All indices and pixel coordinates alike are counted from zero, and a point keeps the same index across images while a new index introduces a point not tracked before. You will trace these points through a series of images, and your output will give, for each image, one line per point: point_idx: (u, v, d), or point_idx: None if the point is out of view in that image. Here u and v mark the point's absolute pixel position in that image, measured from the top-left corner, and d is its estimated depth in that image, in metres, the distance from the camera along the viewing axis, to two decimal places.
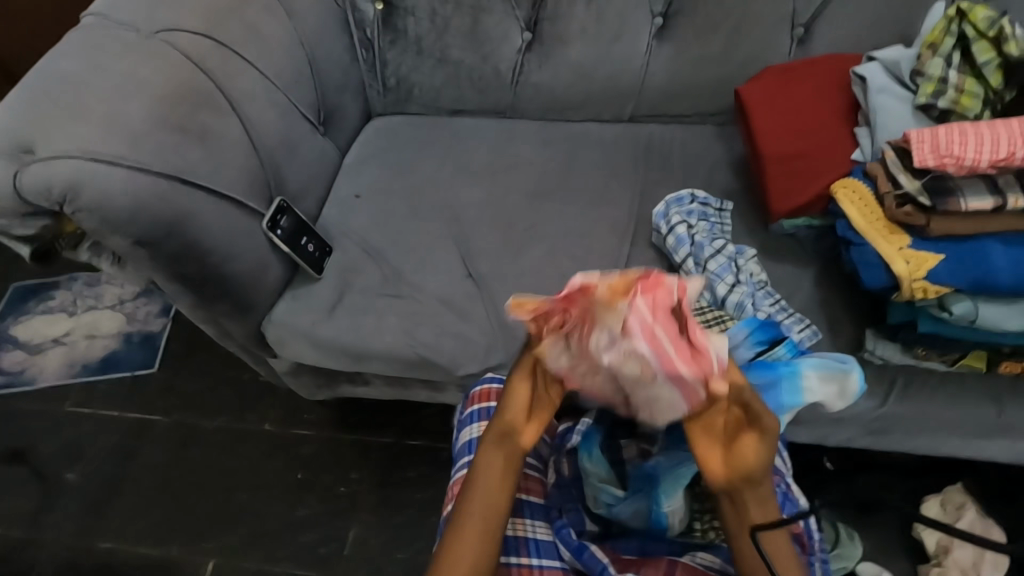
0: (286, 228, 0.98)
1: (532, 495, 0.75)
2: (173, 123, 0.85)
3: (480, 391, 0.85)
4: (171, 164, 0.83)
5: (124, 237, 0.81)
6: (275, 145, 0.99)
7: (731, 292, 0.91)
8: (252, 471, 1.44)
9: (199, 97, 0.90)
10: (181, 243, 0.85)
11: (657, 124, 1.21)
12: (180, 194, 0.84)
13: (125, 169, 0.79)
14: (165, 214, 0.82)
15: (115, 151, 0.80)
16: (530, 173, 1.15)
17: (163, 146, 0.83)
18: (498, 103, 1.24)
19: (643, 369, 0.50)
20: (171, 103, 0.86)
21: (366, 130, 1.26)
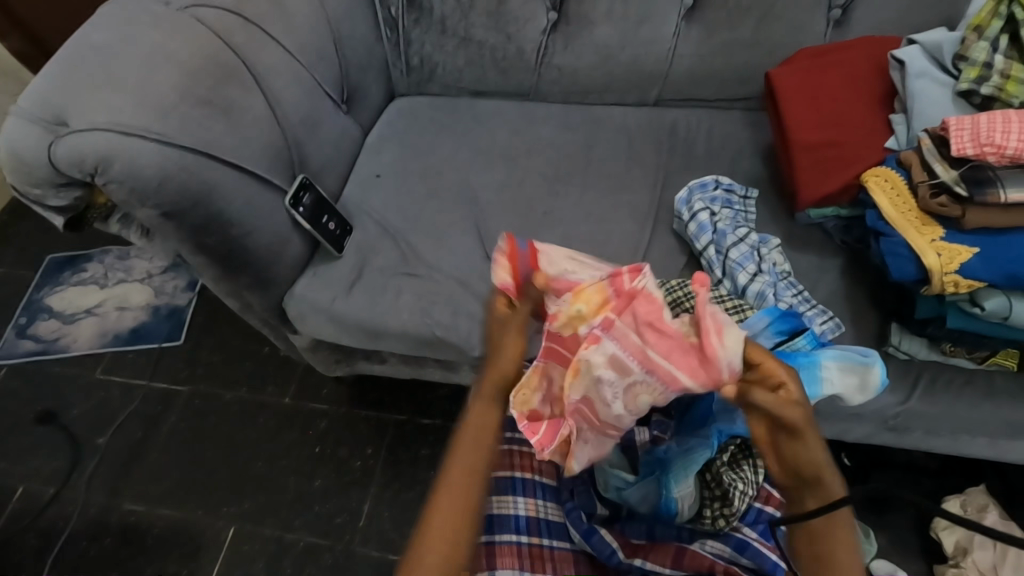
0: (308, 205, 0.99)
1: (544, 476, 0.75)
2: (199, 97, 0.86)
3: None
4: (198, 138, 0.84)
5: (152, 209, 0.83)
6: (299, 122, 1.00)
7: (752, 281, 0.89)
8: (272, 443, 1.48)
9: (225, 72, 0.90)
10: (206, 216, 0.86)
11: (683, 108, 1.19)
12: (206, 168, 0.85)
13: (153, 142, 0.81)
14: (191, 187, 0.84)
15: (144, 124, 0.81)
16: (552, 156, 1.14)
17: (190, 119, 0.84)
18: (521, 85, 1.23)
19: (654, 390, 0.53)
20: (199, 78, 0.87)
21: (388, 110, 1.26)
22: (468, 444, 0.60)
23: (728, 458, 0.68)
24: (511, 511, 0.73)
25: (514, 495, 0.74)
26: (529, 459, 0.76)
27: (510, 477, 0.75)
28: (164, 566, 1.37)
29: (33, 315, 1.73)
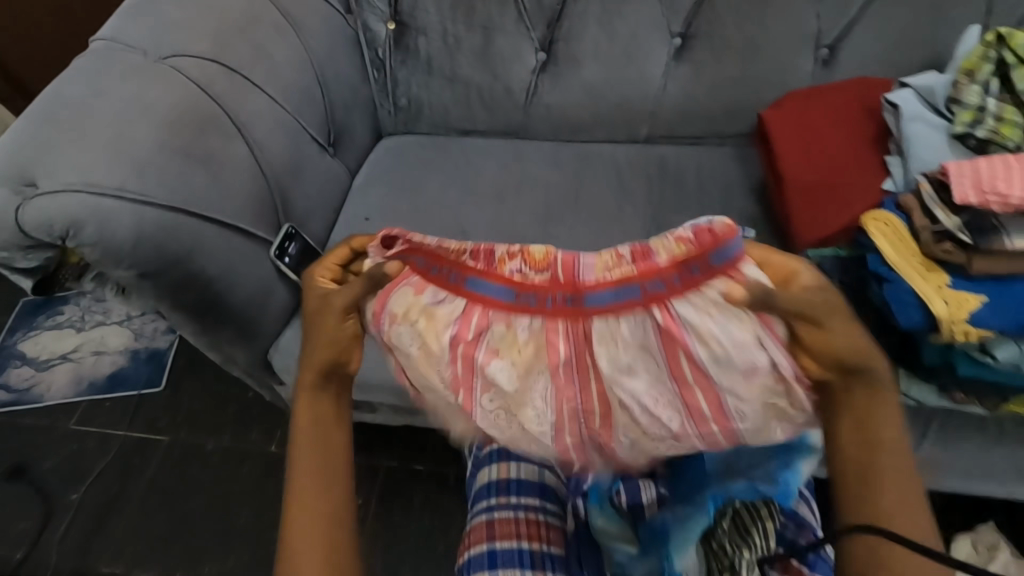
0: (293, 256, 0.94)
1: (553, 547, 0.71)
2: (178, 149, 0.82)
3: None
4: (177, 194, 0.80)
5: (126, 269, 0.78)
6: (283, 169, 0.96)
7: None
8: (258, 494, 1.41)
9: (207, 122, 0.86)
10: (185, 275, 0.81)
11: (674, 146, 1.19)
12: (186, 226, 0.81)
13: (127, 202, 0.76)
14: (170, 247, 0.79)
15: (120, 184, 0.77)
16: (543, 195, 1.12)
17: (169, 174, 0.80)
18: (509, 124, 1.22)
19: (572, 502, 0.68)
20: (178, 130, 0.83)
21: (376, 149, 1.25)
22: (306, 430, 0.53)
23: (726, 523, 0.65)
24: None
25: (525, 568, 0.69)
26: (538, 526, 0.73)
27: (518, 548, 0.70)
28: None
29: (4, 363, 1.66)
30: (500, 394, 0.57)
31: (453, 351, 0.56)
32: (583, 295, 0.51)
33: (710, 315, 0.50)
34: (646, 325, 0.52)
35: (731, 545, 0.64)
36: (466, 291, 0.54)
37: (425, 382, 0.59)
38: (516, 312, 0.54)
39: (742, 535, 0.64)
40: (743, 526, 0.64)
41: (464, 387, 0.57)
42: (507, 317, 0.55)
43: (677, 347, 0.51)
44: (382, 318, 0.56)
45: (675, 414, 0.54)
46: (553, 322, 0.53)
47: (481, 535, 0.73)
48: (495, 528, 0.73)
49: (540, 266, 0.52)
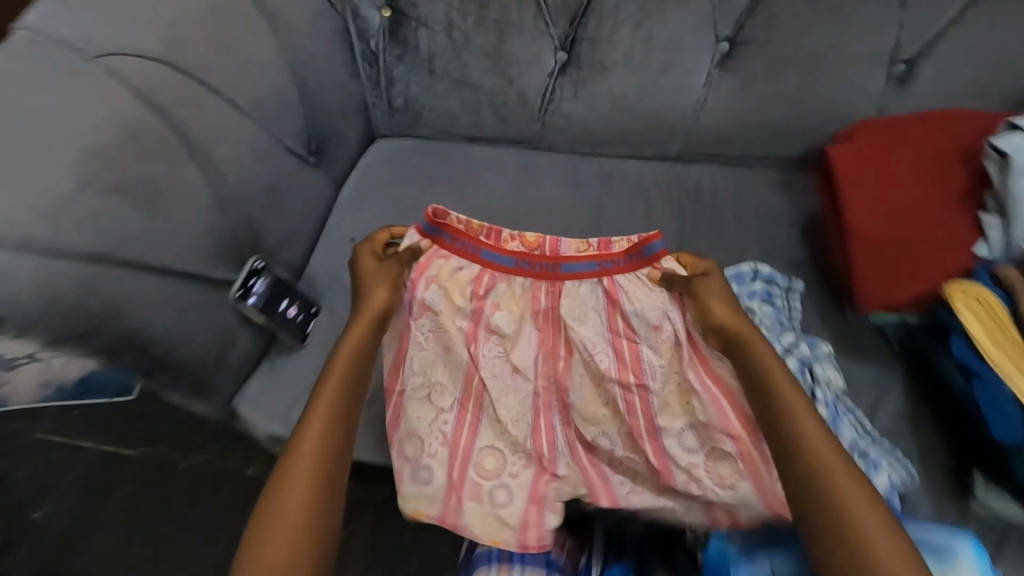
0: (259, 296, 0.81)
1: None
2: (107, 184, 0.65)
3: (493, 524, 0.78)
4: (105, 241, 0.64)
5: (36, 338, 0.60)
6: (251, 195, 0.81)
7: None
8: (237, 520, 1.31)
9: (151, 143, 0.70)
10: (117, 341, 0.66)
11: (709, 167, 1.03)
12: (117, 281, 0.65)
13: (37, 255, 0.59)
14: (95, 308, 0.63)
15: (28, 230, 0.59)
16: (554, 223, 1.00)
17: (94, 216, 0.64)
18: (521, 133, 1.06)
19: (534, 484, 0.78)
20: (112, 155, 0.66)
21: (367, 155, 1.10)
22: (348, 350, 0.73)
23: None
24: None
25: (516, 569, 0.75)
26: None
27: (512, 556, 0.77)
28: None
29: None
30: (500, 341, 0.83)
31: (472, 304, 0.82)
32: (561, 263, 0.82)
33: (639, 295, 0.81)
34: (597, 291, 0.82)
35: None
36: (479, 258, 0.82)
37: (443, 335, 0.82)
38: (514, 273, 0.83)
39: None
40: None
41: (473, 340, 0.82)
42: (506, 278, 0.83)
43: (614, 305, 0.82)
44: (419, 282, 0.82)
45: (608, 359, 0.80)
46: (540, 284, 0.83)
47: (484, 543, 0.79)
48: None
49: (533, 247, 0.83)
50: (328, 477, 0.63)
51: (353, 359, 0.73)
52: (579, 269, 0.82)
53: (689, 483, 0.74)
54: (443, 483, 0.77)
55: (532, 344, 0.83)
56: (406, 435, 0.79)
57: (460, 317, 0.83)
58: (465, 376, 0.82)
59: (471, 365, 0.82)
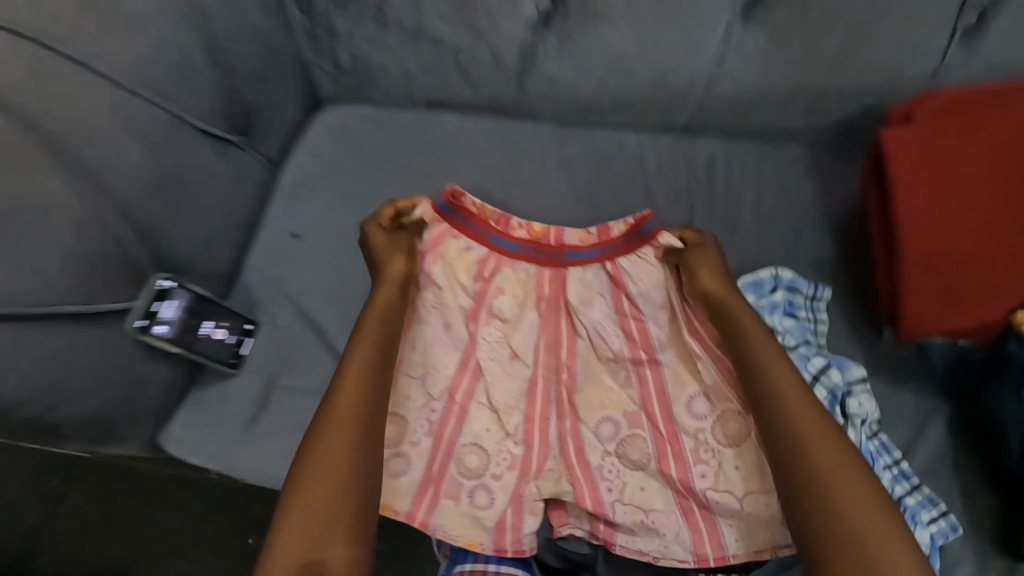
0: (172, 324, 0.66)
1: None
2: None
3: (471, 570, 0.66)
4: None
5: None
6: (146, 196, 0.65)
7: None
8: (196, 535, 1.15)
9: None
10: None
11: (722, 142, 0.86)
12: None
13: None
14: None
15: None
16: (536, 214, 0.84)
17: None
18: (497, 99, 0.87)
19: (515, 479, 0.68)
20: None
21: (311, 128, 0.91)
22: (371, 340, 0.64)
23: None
24: None
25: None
26: None
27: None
28: None
29: None
30: (500, 325, 0.74)
31: (475, 287, 0.74)
32: (565, 251, 0.73)
33: (644, 276, 0.71)
34: (600, 274, 0.73)
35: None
36: (489, 242, 0.74)
37: (446, 307, 0.74)
38: (520, 260, 0.75)
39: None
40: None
41: (474, 319, 0.74)
42: (511, 264, 0.75)
43: (618, 289, 0.73)
44: (429, 255, 0.74)
45: (619, 338, 0.72)
46: (545, 268, 0.74)
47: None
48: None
49: (540, 236, 0.74)
50: (345, 493, 0.56)
51: (374, 349, 0.64)
52: (575, 252, 0.73)
53: (696, 451, 0.66)
54: (417, 477, 0.67)
55: (534, 325, 0.74)
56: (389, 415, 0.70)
57: (466, 300, 0.74)
58: (462, 357, 0.73)
59: (470, 344, 0.73)
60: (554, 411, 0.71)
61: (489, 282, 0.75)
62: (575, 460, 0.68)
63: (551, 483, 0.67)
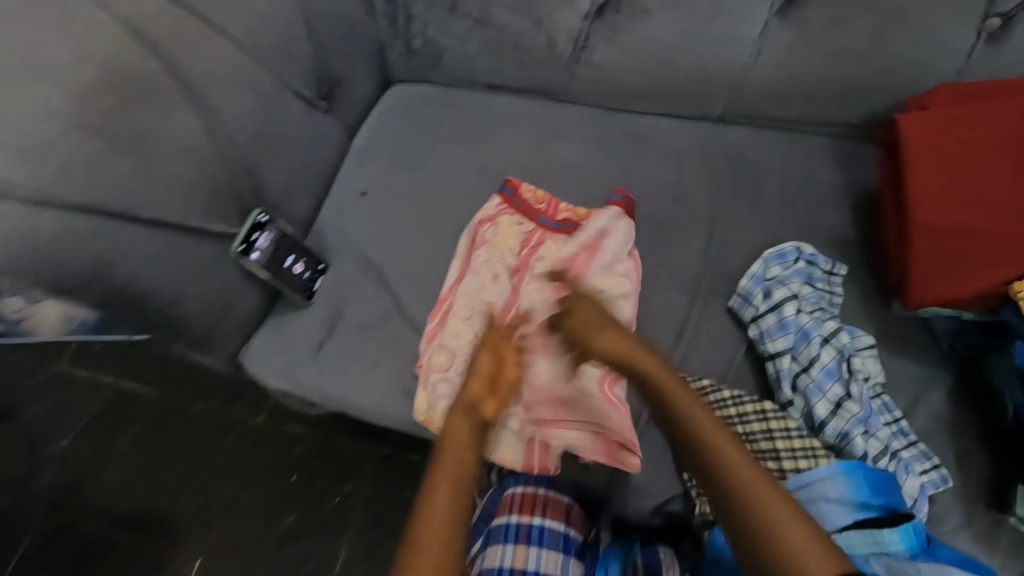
0: (264, 251, 0.77)
1: (547, 520, 0.75)
2: (93, 128, 0.62)
3: (523, 497, 0.76)
4: (92, 188, 0.62)
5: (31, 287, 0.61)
6: (252, 143, 0.77)
7: (834, 415, 0.67)
8: (243, 469, 1.30)
9: (140, 87, 0.66)
10: (108, 292, 0.64)
11: (751, 131, 0.93)
12: (108, 232, 0.63)
13: (22, 200, 0.58)
14: (85, 259, 0.61)
15: (6, 175, 0.57)
16: (577, 184, 0.93)
17: (80, 162, 0.61)
18: (548, 82, 0.97)
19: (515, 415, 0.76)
20: (94, 100, 0.62)
21: (381, 101, 1.02)
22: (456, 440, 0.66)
23: (754, 440, 0.67)
24: (496, 563, 0.72)
25: (535, 548, 0.73)
26: (527, 543, 0.73)
27: (534, 524, 0.74)
28: None
29: None
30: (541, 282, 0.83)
31: (522, 250, 0.87)
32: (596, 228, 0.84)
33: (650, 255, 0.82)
34: (621, 253, 0.83)
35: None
36: (537, 220, 0.88)
37: (501, 259, 0.86)
38: (561, 235, 0.87)
39: (768, 452, 0.66)
40: (763, 444, 0.66)
41: (519, 274, 0.85)
42: (554, 236, 0.87)
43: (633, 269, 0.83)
44: (483, 223, 0.88)
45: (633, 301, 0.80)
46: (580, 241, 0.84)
47: (507, 506, 0.76)
48: (521, 500, 0.76)
49: (582, 218, 0.88)
50: None
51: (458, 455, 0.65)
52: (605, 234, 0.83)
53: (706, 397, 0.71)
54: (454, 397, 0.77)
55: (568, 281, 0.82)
56: (437, 345, 0.81)
57: (509, 263, 0.86)
58: (505, 303, 0.83)
59: (513, 295, 0.84)
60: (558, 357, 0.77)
61: (535, 246, 0.87)
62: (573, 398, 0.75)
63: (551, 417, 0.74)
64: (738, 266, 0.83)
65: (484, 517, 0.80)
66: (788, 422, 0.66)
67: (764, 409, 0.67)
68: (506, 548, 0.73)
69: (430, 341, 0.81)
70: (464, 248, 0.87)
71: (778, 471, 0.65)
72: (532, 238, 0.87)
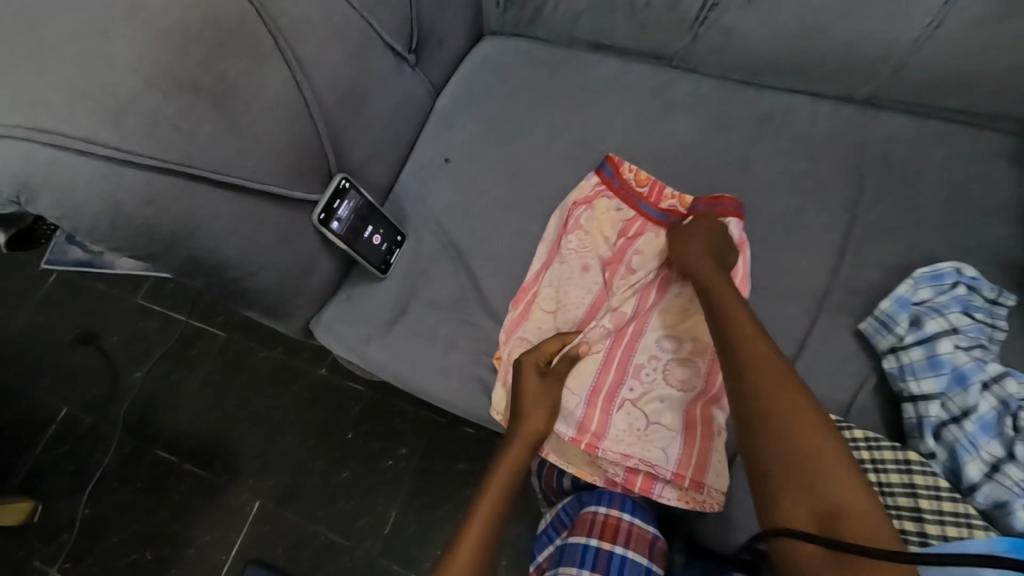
0: (343, 222, 0.73)
1: (631, 550, 0.65)
2: (175, 81, 0.57)
3: (605, 518, 0.67)
4: (175, 148, 0.57)
5: (114, 244, 0.58)
6: (339, 101, 0.70)
7: (990, 480, 0.57)
8: (304, 420, 1.31)
9: (223, 35, 0.60)
10: (190, 254, 0.61)
11: (908, 119, 0.77)
12: (192, 195, 0.59)
13: (104, 158, 0.54)
14: (168, 220, 0.58)
15: (89, 130, 0.53)
16: (686, 167, 0.81)
17: (162, 118, 0.56)
18: (662, 45, 0.84)
19: (595, 429, 0.70)
20: (176, 50, 0.57)
21: (471, 56, 0.93)
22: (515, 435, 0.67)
23: (889, 492, 0.59)
24: None
25: None
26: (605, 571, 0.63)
27: (615, 552, 0.64)
28: (191, 530, 1.26)
29: None
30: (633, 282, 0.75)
31: (617, 241, 0.77)
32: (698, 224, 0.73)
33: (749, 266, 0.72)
34: None
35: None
36: (638, 207, 0.78)
37: (594, 248, 0.78)
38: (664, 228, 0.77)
39: (905, 509, 0.58)
40: (900, 499, 0.58)
41: (613, 267, 0.76)
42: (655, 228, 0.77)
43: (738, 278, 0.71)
44: (579, 206, 0.79)
45: None
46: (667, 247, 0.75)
47: (586, 525, 0.67)
48: (603, 523, 0.67)
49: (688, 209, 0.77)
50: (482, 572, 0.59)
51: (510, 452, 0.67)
52: (708, 230, 0.70)
53: None
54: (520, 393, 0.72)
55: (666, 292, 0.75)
56: (518, 340, 0.75)
57: (599, 254, 0.77)
58: (595, 299, 0.76)
59: (603, 291, 0.76)
60: (637, 370, 0.72)
61: (632, 236, 0.77)
62: (657, 418, 0.70)
63: (631, 437, 0.70)
64: (872, 281, 0.71)
65: (556, 527, 0.76)
66: (938, 481, 0.57)
67: (908, 460, 0.59)
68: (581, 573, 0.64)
69: (509, 333, 0.75)
70: (553, 234, 0.79)
71: (918, 534, 0.57)
72: (631, 225, 0.78)
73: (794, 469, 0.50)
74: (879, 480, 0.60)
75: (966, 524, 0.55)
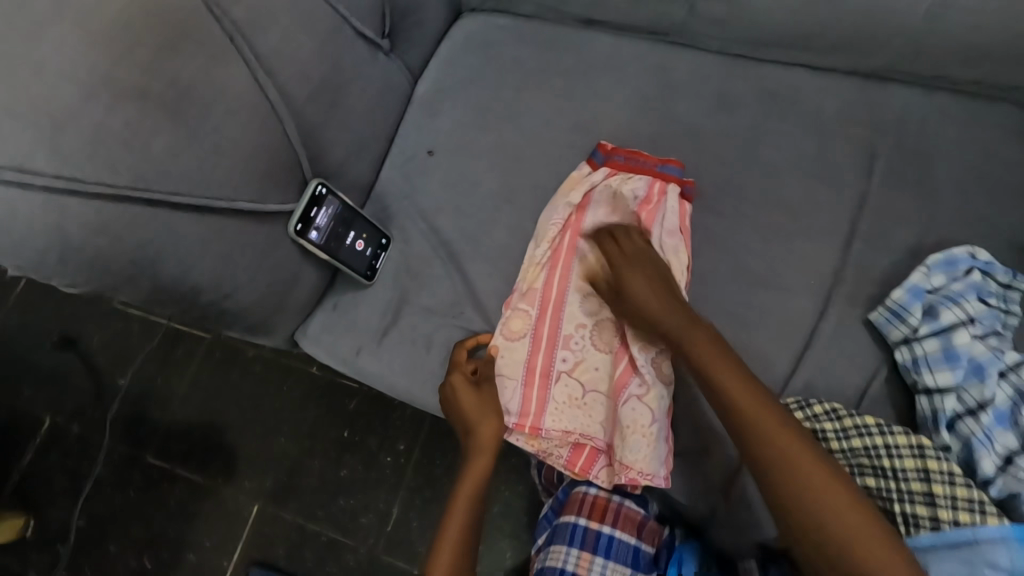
0: (322, 231, 0.68)
1: (617, 530, 0.70)
2: (122, 91, 0.51)
3: (595, 500, 0.71)
4: (127, 168, 0.52)
5: (73, 271, 0.53)
6: (310, 98, 0.64)
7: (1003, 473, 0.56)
8: (297, 420, 1.28)
9: (172, 36, 0.54)
10: (158, 277, 0.56)
11: (918, 92, 0.73)
12: (153, 216, 0.54)
13: (47, 184, 0.49)
14: (130, 243, 0.53)
15: (28, 153, 0.48)
16: (688, 151, 0.76)
17: (107, 136, 0.51)
18: (658, 19, 0.78)
19: (535, 411, 0.69)
20: (117, 55, 0.51)
21: (451, 36, 0.86)
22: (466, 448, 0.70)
23: (902, 478, 0.57)
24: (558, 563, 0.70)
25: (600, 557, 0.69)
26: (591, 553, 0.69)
27: (602, 532, 0.69)
28: (191, 534, 1.24)
29: None
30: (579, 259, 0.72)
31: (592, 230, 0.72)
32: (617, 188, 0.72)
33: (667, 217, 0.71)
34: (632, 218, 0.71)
35: (879, 491, 0.59)
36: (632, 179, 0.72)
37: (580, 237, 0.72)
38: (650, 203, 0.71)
39: (918, 493, 0.57)
40: (914, 484, 0.57)
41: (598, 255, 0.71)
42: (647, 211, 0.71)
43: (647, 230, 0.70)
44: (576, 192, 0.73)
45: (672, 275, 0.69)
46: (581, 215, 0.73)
47: (576, 505, 0.72)
48: (592, 504, 0.71)
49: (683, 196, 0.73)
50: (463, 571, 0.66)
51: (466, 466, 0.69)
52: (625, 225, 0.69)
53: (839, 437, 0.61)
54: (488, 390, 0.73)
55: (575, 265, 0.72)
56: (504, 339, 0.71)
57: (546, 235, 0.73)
58: (552, 286, 0.72)
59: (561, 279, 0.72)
60: (568, 340, 0.71)
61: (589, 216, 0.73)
62: (594, 386, 0.70)
63: (564, 413, 0.69)
64: (883, 267, 0.68)
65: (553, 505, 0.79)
66: (951, 468, 0.56)
67: (921, 445, 0.58)
68: (571, 550, 0.70)
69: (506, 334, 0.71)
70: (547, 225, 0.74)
71: (930, 519, 0.55)
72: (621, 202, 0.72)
73: (811, 519, 0.53)
74: (892, 466, 0.58)
75: (979, 511, 0.54)
